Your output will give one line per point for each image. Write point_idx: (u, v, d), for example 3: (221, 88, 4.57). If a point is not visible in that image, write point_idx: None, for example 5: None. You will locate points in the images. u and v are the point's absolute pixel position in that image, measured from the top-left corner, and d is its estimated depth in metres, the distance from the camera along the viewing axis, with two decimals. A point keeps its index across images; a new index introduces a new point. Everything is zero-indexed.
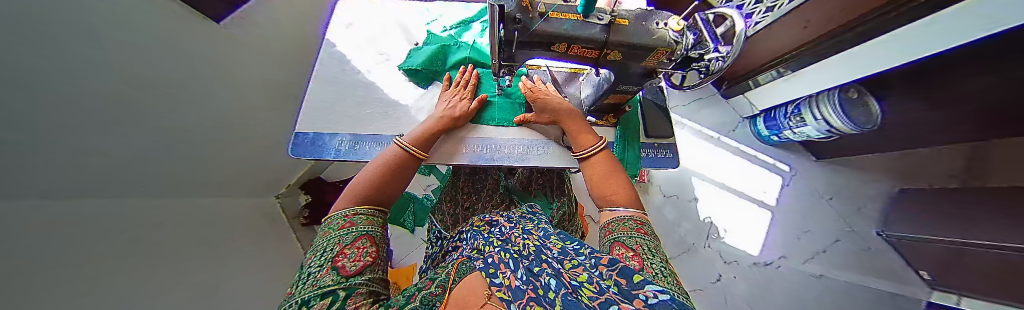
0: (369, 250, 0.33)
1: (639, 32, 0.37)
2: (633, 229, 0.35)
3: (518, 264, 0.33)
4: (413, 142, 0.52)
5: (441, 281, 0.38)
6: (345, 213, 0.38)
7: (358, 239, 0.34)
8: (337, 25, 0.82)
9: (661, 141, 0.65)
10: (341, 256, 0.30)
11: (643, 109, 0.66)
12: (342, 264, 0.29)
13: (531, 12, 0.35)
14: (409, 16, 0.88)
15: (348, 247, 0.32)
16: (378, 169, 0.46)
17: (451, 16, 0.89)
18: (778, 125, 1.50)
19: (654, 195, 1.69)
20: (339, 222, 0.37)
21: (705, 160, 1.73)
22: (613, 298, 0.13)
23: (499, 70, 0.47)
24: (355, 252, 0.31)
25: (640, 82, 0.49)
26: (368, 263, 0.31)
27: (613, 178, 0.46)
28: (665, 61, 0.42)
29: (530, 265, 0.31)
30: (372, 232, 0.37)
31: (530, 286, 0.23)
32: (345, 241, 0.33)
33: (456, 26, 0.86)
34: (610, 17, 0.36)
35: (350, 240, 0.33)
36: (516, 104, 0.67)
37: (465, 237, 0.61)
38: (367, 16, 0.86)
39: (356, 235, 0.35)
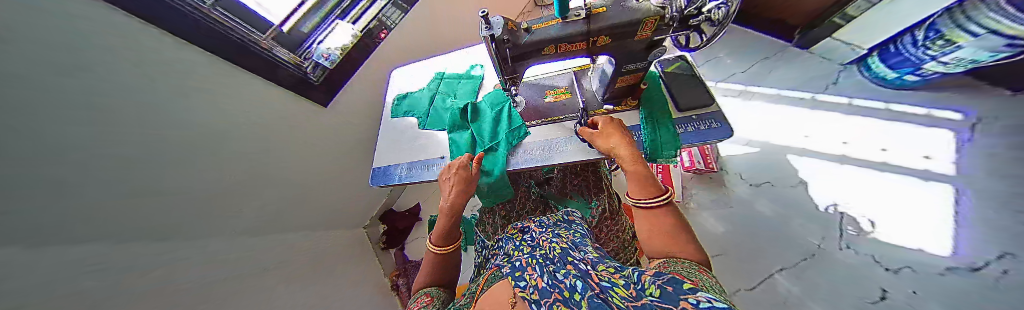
0: (424, 301, 0.53)
1: (621, 12, 0.40)
2: (694, 270, 0.32)
3: (543, 268, 0.40)
4: (439, 241, 0.59)
5: (469, 294, 0.49)
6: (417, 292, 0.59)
7: (420, 297, 0.55)
8: (399, 78, 1.08)
9: (699, 112, 0.59)
10: (410, 308, 0.52)
11: (667, 81, 0.62)
12: None
13: (517, 31, 0.42)
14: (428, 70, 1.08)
15: (413, 305, 0.53)
16: (428, 260, 0.62)
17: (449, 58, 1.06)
18: (909, 62, 1.09)
19: (735, 184, 1.36)
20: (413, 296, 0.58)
21: (795, 128, 1.36)
22: (662, 303, 0.23)
23: (506, 85, 0.54)
24: (416, 306, 0.52)
25: (645, 56, 0.49)
26: (424, 304, 0.51)
27: (671, 231, 0.40)
28: (659, 28, 0.42)
29: (554, 269, 0.39)
30: (432, 292, 0.56)
31: (559, 286, 0.34)
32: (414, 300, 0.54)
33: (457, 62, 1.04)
34: (588, 9, 0.40)
35: (417, 297, 0.55)
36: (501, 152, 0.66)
37: (501, 244, 0.64)
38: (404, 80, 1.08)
39: (421, 296, 0.55)
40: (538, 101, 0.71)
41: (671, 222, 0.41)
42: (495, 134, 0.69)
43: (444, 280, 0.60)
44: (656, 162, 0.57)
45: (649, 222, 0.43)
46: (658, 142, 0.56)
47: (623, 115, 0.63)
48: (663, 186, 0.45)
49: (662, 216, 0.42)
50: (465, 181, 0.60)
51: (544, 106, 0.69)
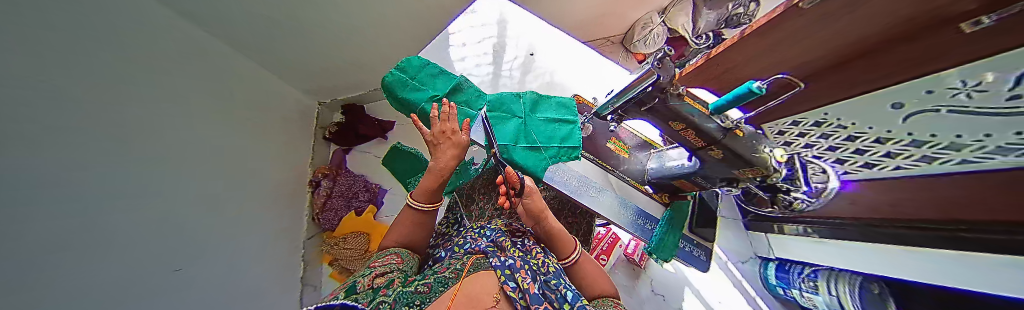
0: (393, 260, 0.51)
1: (750, 147, 0.42)
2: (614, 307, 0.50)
3: (534, 275, 0.49)
4: (422, 198, 0.58)
5: (456, 267, 0.51)
6: (383, 252, 0.53)
7: (388, 255, 0.52)
8: (483, 2, 0.99)
9: (702, 241, 0.67)
10: (375, 265, 0.48)
11: (696, 205, 0.68)
12: (377, 268, 0.47)
13: (675, 89, 0.40)
14: (503, 11, 1.00)
15: (377, 262, 0.49)
16: (404, 222, 0.58)
17: (524, 19, 1.03)
18: (788, 279, 1.41)
19: (643, 285, 1.58)
20: (375, 256, 0.52)
21: (705, 277, 1.66)
22: None
23: (607, 112, 0.52)
24: (382, 263, 0.49)
25: (718, 184, 0.53)
26: (388, 268, 0.48)
27: (601, 278, 0.57)
28: (754, 178, 0.46)
29: (542, 277, 0.50)
30: (400, 252, 0.54)
31: (551, 298, 0.46)
32: (378, 259, 0.50)
33: (529, 31, 1.03)
34: (732, 124, 0.41)
35: (384, 256, 0.51)
36: (531, 135, 0.64)
37: (485, 233, 0.64)
38: (482, 4, 0.99)
39: (387, 255, 0.52)
40: (599, 141, 0.69)
41: (596, 269, 0.59)
42: (522, 109, 0.66)
43: (416, 243, 0.59)
44: (649, 256, 0.62)
45: (589, 269, 0.58)
46: (662, 246, 0.62)
47: (650, 203, 0.69)
48: (575, 242, 0.61)
49: (592, 265, 0.60)
50: (456, 151, 0.57)
51: (602, 148, 0.68)
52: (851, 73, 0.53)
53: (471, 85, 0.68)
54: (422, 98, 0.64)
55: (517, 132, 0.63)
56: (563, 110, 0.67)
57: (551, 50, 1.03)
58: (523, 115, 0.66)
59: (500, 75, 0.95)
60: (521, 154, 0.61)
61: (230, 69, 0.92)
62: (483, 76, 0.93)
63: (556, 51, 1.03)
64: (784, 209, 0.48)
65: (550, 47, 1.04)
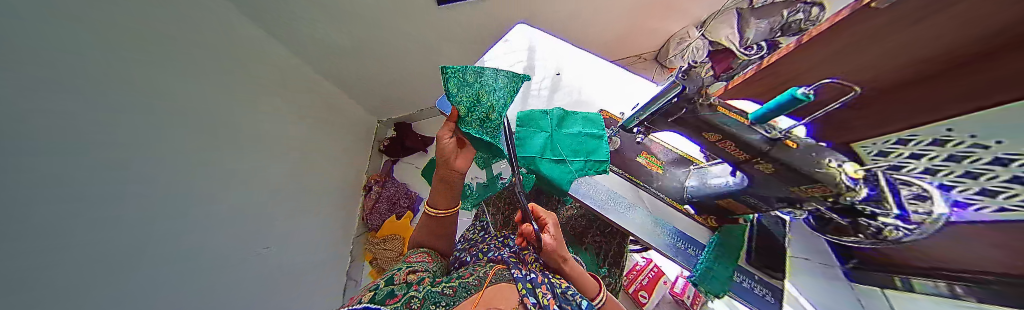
0: (423, 259, 0.59)
1: (808, 160, 0.36)
2: None
3: (551, 289, 0.50)
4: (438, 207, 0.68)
5: (480, 274, 0.53)
6: (414, 251, 0.64)
7: (419, 253, 0.61)
8: (517, 31, 1.14)
9: (764, 276, 0.56)
10: (410, 263, 0.56)
11: (753, 230, 0.59)
12: (411, 265, 0.55)
13: (706, 99, 0.39)
14: (534, 38, 1.12)
15: (411, 260, 0.57)
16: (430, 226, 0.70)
17: (553, 44, 1.13)
18: None
19: None
20: (409, 255, 0.60)
21: None
22: None
23: (633, 124, 0.53)
24: (415, 261, 0.57)
25: (773, 205, 0.46)
26: (421, 267, 0.55)
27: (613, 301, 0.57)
28: (820, 198, 0.39)
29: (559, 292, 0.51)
30: (428, 252, 0.63)
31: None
32: (412, 258, 0.59)
33: (559, 53, 1.11)
34: (782, 134, 0.37)
35: (416, 255, 0.60)
36: (558, 147, 0.66)
37: (509, 243, 0.66)
38: (515, 35, 1.13)
39: (419, 254, 0.61)
40: (627, 154, 0.67)
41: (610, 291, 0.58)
42: (549, 123, 0.70)
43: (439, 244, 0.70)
44: (695, 286, 0.56)
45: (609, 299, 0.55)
46: (706, 273, 0.54)
47: (691, 223, 0.63)
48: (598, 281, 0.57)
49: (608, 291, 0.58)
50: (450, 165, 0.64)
51: (631, 162, 0.66)
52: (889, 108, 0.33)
53: None
54: None
55: (544, 144, 0.67)
56: (590, 124, 0.69)
57: (580, 69, 1.08)
58: (549, 130, 0.69)
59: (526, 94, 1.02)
60: (547, 166, 0.64)
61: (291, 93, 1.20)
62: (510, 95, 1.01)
63: (585, 70, 1.07)
64: (870, 238, 0.39)
65: (579, 66, 1.09)
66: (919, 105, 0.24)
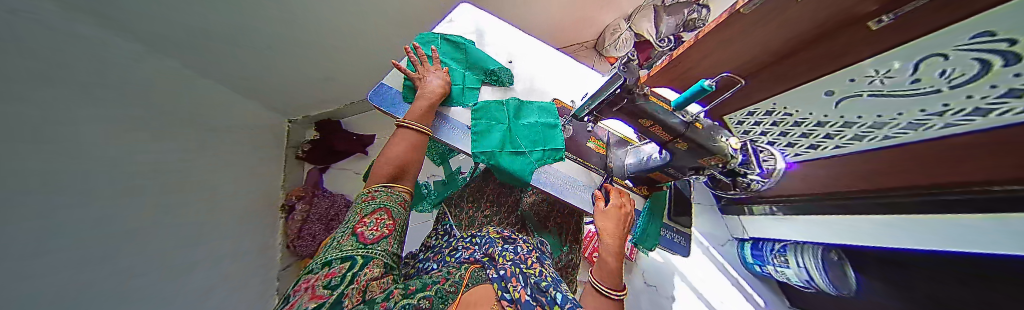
0: (384, 221, 0.45)
1: (708, 137, 0.47)
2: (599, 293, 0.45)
3: (525, 283, 0.47)
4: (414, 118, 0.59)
5: (454, 281, 0.47)
6: (371, 190, 0.49)
7: (377, 210, 0.46)
8: (461, 12, 1.03)
9: (680, 227, 0.72)
10: (362, 224, 0.43)
11: (673, 193, 0.74)
12: (362, 231, 0.41)
13: (641, 89, 0.44)
14: (482, 22, 1.04)
15: (368, 217, 0.44)
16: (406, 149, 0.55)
17: (499, 29, 1.06)
18: (762, 257, 1.50)
19: (635, 278, 1.63)
20: (364, 196, 0.48)
21: (694, 264, 1.72)
22: None
23: (584, 114, 0.55)
24: (373, 222, 0.44)
25: (687, 172, 0.58)
26: (383, 234, 0.43)
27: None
28: (717, 166, 0.51)
29: (534, 285, 0.47)
30: (389, 206, 0.48)
31: (540, 301, 0.43)
32: (368, 211, 0.45)
33: (508, 39, 1.05)
34: (692, 119, 0.46)
35: (372, 210, 0.46)
36: (516, 138, 0.66)
37: (477, 241, 0.64)
38: (462, 16, 1.02)
39: (376, 207, 0.47)
40: (579, 141, 0.73)
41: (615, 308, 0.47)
42: (504, 116, 0.68)
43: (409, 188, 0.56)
44: (637, 246, 0.67)
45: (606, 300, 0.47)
46: (645, 235, 0.66)
47: (632, 196, 0.73)
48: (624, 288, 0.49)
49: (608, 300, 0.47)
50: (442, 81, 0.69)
51: (583, 147, 0.73)
52: (803, 59, 0.80)
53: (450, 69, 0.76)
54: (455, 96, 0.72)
55: (504, 137, 0.65)
56: (545, 114, 0.71)
57: (529, 57, 1.06)
58: (505, 123, 0.67)
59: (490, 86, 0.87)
60: (507, 159, 0.63)
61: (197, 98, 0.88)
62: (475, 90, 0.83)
63: (536, 58, 1.06)
64: (746, 190, 0.54)
65: (530, 53, 1.06)
66: (847, 48, 0.65)
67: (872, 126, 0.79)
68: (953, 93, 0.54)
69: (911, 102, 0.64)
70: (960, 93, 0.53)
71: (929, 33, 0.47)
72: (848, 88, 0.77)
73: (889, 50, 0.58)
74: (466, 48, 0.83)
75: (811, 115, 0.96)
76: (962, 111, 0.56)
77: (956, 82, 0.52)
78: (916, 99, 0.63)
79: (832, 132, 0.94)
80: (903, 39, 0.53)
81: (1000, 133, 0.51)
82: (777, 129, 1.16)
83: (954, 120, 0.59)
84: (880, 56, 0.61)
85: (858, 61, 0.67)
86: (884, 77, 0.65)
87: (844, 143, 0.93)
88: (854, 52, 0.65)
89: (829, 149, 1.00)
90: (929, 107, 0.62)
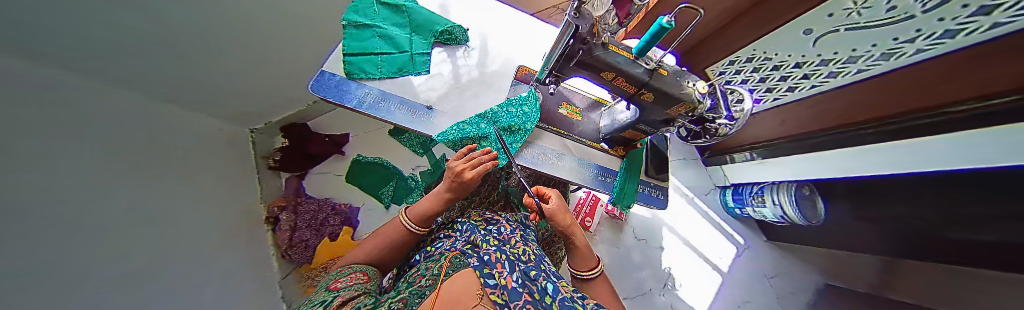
0: (359, 275, 0.47)
1: (672, 83, 0.44)
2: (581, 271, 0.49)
3: (512, 267, 0.42)
4: (416, 220, 0.58)
5: (433, 273, 0.43)
6: (341, 268, 0.50)
7: (353, 272, 0.48)
8: None
9: (657, 182, 0.73)
10: (336, 281, 0.44)
11: (648, 150, 0.74)
12: (336, 284, 0.42)
13: (596, 39, 0.40)
14: None
15: (343, 275, 0.46)
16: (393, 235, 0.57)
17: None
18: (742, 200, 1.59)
19: (627, 237, 1.71)
20: (337, 269, 0.49)
21: (681, 217, 1.81)
22: None
23: (545, 76, 0.52)
24: (348, 277, 0.45)
25: (658, 125, 0.56)
26: (357, 283, 0.44)
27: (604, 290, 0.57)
28: (684, 114, 0.49)
29: (523, 269, 0.44)
30: (366, 270, 0.50)
31: (529, 288, 0.38)
32: (342, 273, 0.46)
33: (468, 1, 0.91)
34: (655, 65, 0.43)
35: (347, 272, 0.47)
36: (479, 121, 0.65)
37: (459, 228, 0.60)
38: None
39: (352, 271, 0.48)
40: (550, 107, 0.71)
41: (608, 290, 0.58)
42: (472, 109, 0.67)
43: (381, 264, 0.57)
44: (615, 205, 0.68)
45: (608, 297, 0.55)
46: (623, 192, 0.67)
47: (609, 158, 0.72)
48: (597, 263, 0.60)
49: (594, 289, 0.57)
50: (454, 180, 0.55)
51: (555, 114, 0.70)
52: None
53: (387, 37, 0.72)
54: (400, 60, 0.71)
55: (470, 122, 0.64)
56: None
57: (498, 20, 0.92)
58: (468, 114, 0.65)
59: (460, 57, 0.78)
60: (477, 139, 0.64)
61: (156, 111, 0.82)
62: (439, 66, 0.75)
63: (504, 21, 0.92)
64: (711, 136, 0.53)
65: (496, 16, 0.93)
66: None
67: (846, 62, 0.77)
68: (925, 18, 0.51)
69: (883, 32, 0.61)
70: (930, 17, 0.50)
71: None
72: (823, 25, 0.74)
73: None
74: (407, 11, 0.78)
75: (789, 56, 0.94)
76: (934, 35, 0.52)
77: (930, 6, 0.49)
78: (889, 29, 0.60)
79: (808, 73, 0.92)
80: None
81: (958, 58, 0.49)
82: (756, 76, 1.14)
83: (924, 47, 0.56)
84: None
85: None
86: (862, 8, 0.62)
87: (817, 83, 0.92)
88: None
89: (805, 90, 0.98)
90: (902, 34, 0.58)
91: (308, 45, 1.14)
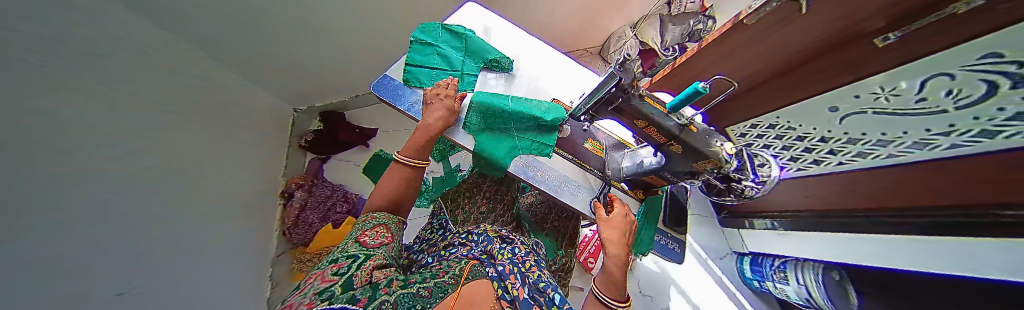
0: (384, 234, 0.47)
1: (702, 141, 0.47)
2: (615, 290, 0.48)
3: (525, 280, 0.43)
4: (410, 153, 0.57)
5: (453, 273, 0.42)
6: (364, 215, 0.50)
7: (376, 226, 0.47)
8: (467, 12, 1.04)
9: (674, 233, 0.72)
10: (363, 235, 0.44)
11: (668, 199, 0.74)
12: (364, 239, 0.42)
13: (635, 90, 0.45)
14: (492, 23, 1.04)
15: (370, 230, 0.45)
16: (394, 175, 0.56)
17: (508, 29, 1.05)
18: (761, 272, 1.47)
19: (631, 287, 1.59)
20: (363, 217, 0.49)
21: (691, 276, 1.68)
22: None
23: (580, 113, 0.57)
24: (374, 234, 0.45)
25: (682, 176, 0.57)
26: (383, 242, 0.44)
27: None
28: (711, 170, 0.51)
29: (535, 283, 0.44)
30: (389, 224, 0.50)
31: (540, 301, 0.40)
32: (368, 226, 0.46)
33: (518, 38, 1.04)
34: (686, 122, 0.47)
35: (372, 225, 0.47)
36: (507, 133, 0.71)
37: (473, 238, 0.61)
38: (474, 17, 1.03)
39: (376, 224, 0.48)
40: (576, 141, 0.75)
41: None
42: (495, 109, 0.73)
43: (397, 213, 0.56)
44: (630, 250, 0.67)
45: None
46: (639, 238, 0.66)
47: (627, 199, 0.74)
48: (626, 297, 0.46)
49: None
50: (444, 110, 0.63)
51: (579, 147, 0.74)
52: (814, 75, 0.78)
53: (445, 58, 0.82)
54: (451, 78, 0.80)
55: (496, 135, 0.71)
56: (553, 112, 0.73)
57: (541, 57, 1.02)
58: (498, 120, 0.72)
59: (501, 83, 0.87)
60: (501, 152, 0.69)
61: (214, 82, 0.92)
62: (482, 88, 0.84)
63: (547, 60, 1.03)
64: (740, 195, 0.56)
65: (540, 53, 1.04)
66: (856, 64, 0.65)
67: (875, 144, 0.78)
68: (959, 115, 0.53)
69: (914, 122, 0.63)
70: (964, 114, 0.51)
71: (932, 54, 0.47)
72: (849, 106, 0.77)
73: (895, 68, 0.58)
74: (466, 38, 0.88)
75: (814, 130, 0.95)
76: (971, 132, 0.53)
77: (962, 103, 0.50)
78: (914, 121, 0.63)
79: (835, 148, 0.93)
80: (912, 57, 0.52)
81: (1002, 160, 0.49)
82: (779, 143, 1.16)
83: (962, 140, 0.57)
84: (889, 74, 0.60)
85: (865, 77, 0.67)
86: (889, 95, 0.64)
87: (846, 160, 0.92)
88: (864, 66, 0.64)
89: (833, 165, 0.98)
90: (935, 126, 0.60)
91: (359, 48, 1.27)
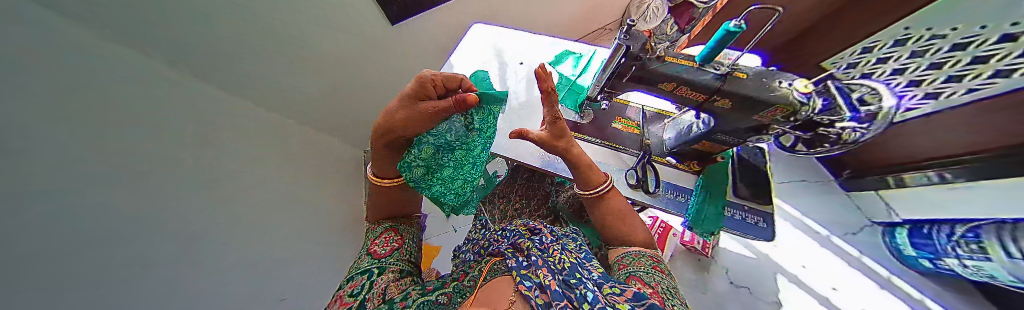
0: (392, 239, 0.57)
1: (758, 86, 0.38)
2: (650, 268, 0.44)
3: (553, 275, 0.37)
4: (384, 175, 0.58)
5: (474, 277, 0.45)
6: (377, 228, 0.62)
7: (384, 232, 0.58)
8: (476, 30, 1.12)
9: (753, 205, 0.60)
10: (375, 245, 0.54)
11: (734, 164, 0.62)
12: (375, 250, 0.52)
13: (652, 53, 0.40)
14: (501, 34, 1.11)
15: (380, 237, 0.57)
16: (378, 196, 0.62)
17: (517, 35, 1.11)
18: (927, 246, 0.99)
19: (716, 277, 1.30)
20: (376, 230, 0.61)
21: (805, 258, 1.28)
22: None
23: (596, 93, 0.54)
24: (384, 242, 0.55)
25: (744, 135, 0.48)
26: (393, 248, 0.54)
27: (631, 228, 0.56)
28: (781, 119, 0.41)
29: (565, 277, 0.37)
30: (396, 227, 0.61)
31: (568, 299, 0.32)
32: (379, 235, 0.58)
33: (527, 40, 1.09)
34: (729, 69, 0.39)
35: (384, 232, 0.59)
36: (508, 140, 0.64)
37: (506, 234, 0.58)
38: (481, 34, 1.10)
39: (386, 229, 0.60)
40: (604, 122, 0.71)
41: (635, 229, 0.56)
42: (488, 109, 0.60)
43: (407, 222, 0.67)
44: (692, 230, 0.58)
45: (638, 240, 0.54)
46: (703, 217, 0.56)
47: (678, 173, 0.66)
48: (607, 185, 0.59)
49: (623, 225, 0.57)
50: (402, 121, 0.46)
51: (608, 129, 0.70)
52: None
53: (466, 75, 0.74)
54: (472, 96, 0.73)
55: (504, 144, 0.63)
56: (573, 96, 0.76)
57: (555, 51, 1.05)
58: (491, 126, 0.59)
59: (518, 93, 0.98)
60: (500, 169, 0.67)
61: None
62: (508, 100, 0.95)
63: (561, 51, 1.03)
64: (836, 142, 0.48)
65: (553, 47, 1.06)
66: None
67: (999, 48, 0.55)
68: None
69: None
70: None
71: None
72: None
73: None
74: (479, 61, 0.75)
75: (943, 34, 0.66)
76: None
77: None
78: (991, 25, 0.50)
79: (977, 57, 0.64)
80: None
81: None
82: None
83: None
84: None
85: None
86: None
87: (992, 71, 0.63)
88: None
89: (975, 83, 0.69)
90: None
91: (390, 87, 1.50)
